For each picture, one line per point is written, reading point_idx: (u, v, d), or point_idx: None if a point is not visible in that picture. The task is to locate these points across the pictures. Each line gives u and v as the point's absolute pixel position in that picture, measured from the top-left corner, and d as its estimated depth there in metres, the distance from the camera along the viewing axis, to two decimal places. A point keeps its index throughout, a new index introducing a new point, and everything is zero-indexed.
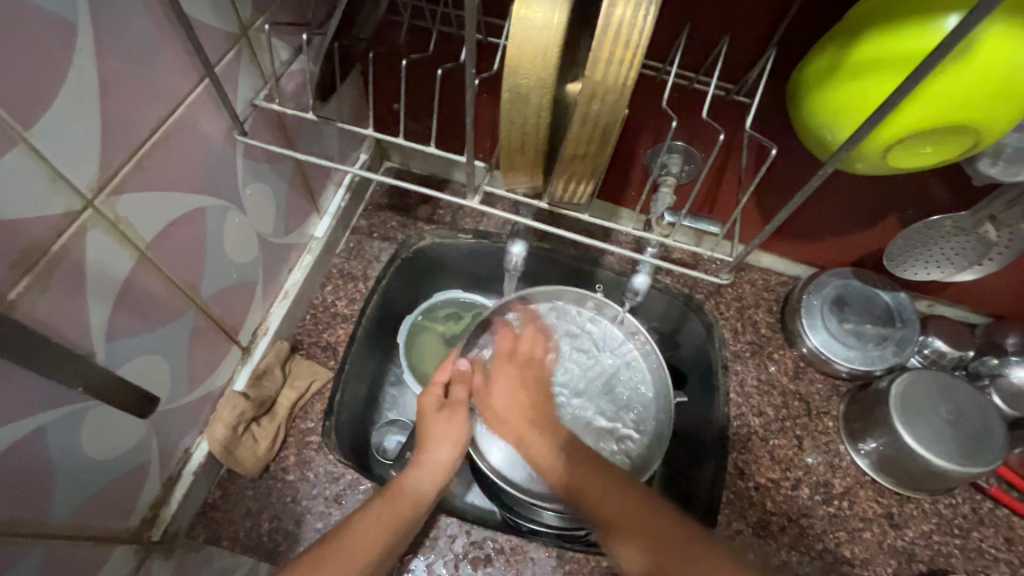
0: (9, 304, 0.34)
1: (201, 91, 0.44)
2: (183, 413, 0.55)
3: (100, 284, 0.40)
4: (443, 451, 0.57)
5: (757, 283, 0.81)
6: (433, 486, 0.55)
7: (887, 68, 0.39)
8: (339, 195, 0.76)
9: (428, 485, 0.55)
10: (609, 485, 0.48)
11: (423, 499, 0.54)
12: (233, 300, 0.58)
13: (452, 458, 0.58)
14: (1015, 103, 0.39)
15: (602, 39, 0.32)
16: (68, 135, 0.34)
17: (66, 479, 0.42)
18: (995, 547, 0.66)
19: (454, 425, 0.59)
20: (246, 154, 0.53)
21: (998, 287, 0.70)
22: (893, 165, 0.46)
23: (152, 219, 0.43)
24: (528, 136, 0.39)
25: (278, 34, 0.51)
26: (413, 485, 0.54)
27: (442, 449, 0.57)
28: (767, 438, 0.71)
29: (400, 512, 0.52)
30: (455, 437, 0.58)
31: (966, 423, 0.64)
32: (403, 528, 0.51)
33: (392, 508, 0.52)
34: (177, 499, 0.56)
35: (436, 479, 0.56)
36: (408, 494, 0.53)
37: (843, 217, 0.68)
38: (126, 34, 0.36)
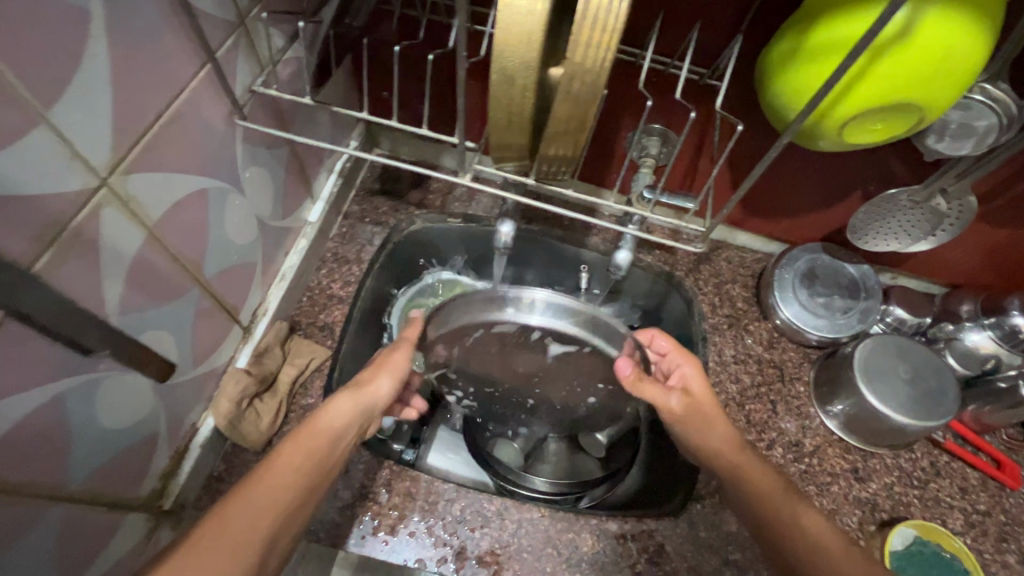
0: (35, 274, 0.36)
1: (203, 76, 0.46)
2: (188, 388, 0.57)
3: (114, 260, 0.42)
4: (381, 382, 0.57)
5: (733, 260, 0.85)
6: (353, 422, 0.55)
7: (840, 49, 0.43)
8: (332, 180, 0.79)
9: (346, 418, 0.54)
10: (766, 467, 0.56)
11: (338, 435, 0.53)
12: (233, 281, 0.61)
13: (390, 392, 0.58)
14: (955, 82, 0.43)
15: (580, 24, 0.36)
16: (83, 117, 0.37)
17: (84, 446, 0.44)
18: (950, 496, 0.71)
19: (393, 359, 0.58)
20: (245, 138, 0.55)
21: (954, 257, 0.76)
22: (851, 142, 0.50)
23: (159, 198, 0.45)
24: (515, 116, 0.42)
25: (274, 23, 0.53)
26: (329, 421, 0.53)
27: (382, 380, 0.57)
28: (743, 403, 0.76)
29: (316, 447, 0.51)
30: (393, 370, 0.58)
31: (923, 381, 0.69)
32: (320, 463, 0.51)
33: (305, 441, 0.51)
34: (185, 471, 0.58)
35: (359, 411, 0.55)
36: (322, 429, 0.52)
37: (811, 195, 0.73)
38: (134, 20, 0.38)
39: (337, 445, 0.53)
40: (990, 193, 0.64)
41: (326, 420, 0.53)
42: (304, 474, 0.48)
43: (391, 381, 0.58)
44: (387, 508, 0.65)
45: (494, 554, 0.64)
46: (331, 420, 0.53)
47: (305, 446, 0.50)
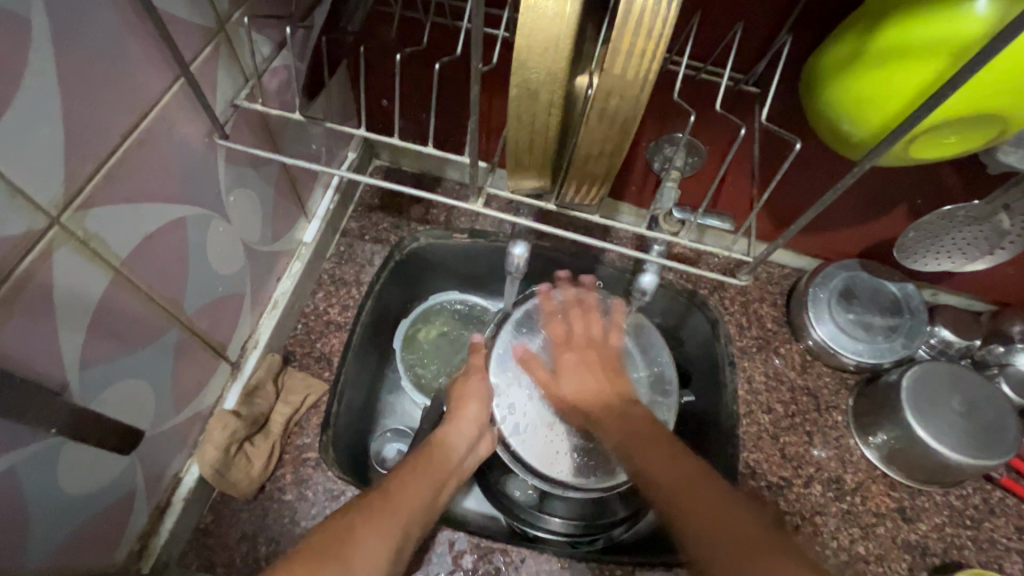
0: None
1: (177, 91, 0.40)
2: (170, 436, 0.51)
3: (72, 308, 0.36)
4: (472, 407, 0.60)
5: (761, 276, 0.79)
6: (462, 439, 0.57)
7: (916, 53, 0.37)
8: (328, 197, 0.73)
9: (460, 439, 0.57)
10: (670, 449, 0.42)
11: (454, 450, 0.55)
12: (219, 314, 0.55)
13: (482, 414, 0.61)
14: None
15: (621, 29, 0.30)
16: (28, 146, 0.31)
17: (44, 520, 0.39)
18: (1006, 537, 0.65)
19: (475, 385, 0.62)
20: (228, 158, 0.49)
21: (1005, 275, 0.70)
22: (916, 156, 0.44)
23: (128, 234, 0.39)
24: (539, 135, 0.36)
25: (258, 28, 0.47)
26: (445, 441, 0.55)
27: (471, 405, 0.60)
28: (776, 436, 0.70)
29: (438, 461, 0.52)
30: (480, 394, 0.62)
31: (978, 415, 0.63)
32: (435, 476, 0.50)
33: (433, 456, 0.53)
34: (167, 528, 0.52)
35: (467, 432, 0.58)
36: (439, 446, 0.54)
37: (852, 208, 0.67)
38: (90, 28, 0.32)
39: (447, 463, 0.53)
40: None
41: (442, 439, 0.55)
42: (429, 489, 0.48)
43: (480, 406, 0.61)
44: None
45: None
46: (446, 437, 0.56)
47: (424, 464, 0.50)
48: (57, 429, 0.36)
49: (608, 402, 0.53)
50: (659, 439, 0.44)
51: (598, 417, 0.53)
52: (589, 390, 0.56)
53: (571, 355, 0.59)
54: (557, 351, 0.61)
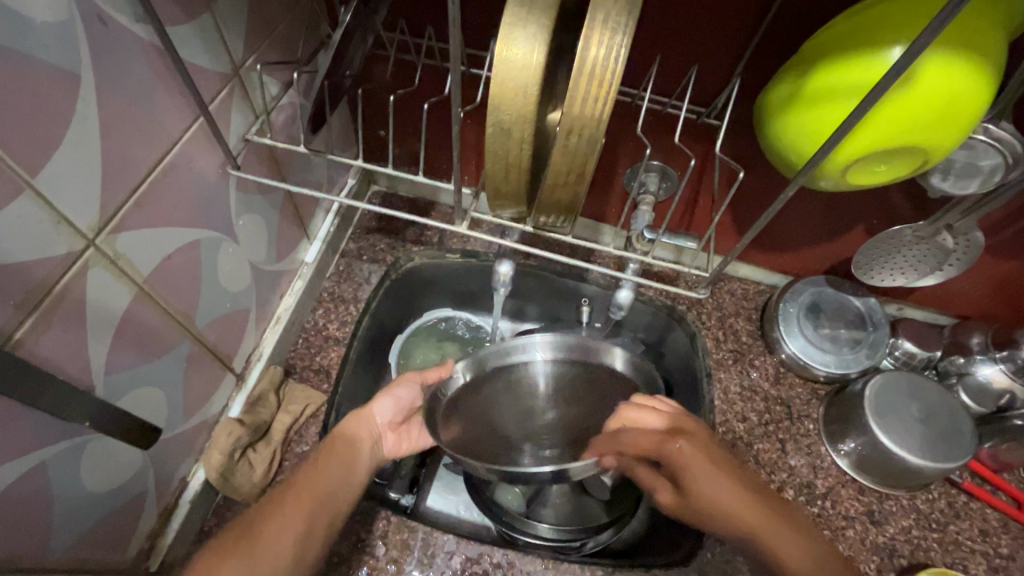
0: (15, 343, 0.35)
1: (196, 129, 0.46)
2: (179, 441, 0.55)
3: (101, 321, 0.41)
4: (382, 405, 0.60)
5: (736, 292, 0.84)
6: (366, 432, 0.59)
7: (840, 95, 0.42)
8: (328, 220, 0.78)
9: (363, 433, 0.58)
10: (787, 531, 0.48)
11: (357, 445, 0.57)
12: (226, 329, 0.59)
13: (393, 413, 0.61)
14: (960, 125, 0.43)
15: (577, 78, 0.35)
16: (71, 181, 0.36)
17: (67, 513, 0.42)
18: (971, 539, 0.69)
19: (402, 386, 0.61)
20: (239, 187, 0.55)
21: (961, 289, 0.75)
22: (853, 181, 0.49)
23: (150, 254, 0.44)
24: (513, 167, 0.41)
25: (269, 71, 0.53)
26: (347, 431, 0.58)
27: (383, 402, 0.60)
28: (751, 443, 0.73)
29: (338, 456, 0.55)
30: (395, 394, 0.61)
31: (936, 420, 0.67)
32: (335, 468, 0.53)
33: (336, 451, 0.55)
34: (174, 529, 0.56)
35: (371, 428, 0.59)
36: (344, 439, 0.57)
37: (814, 229, 0.72)
38: (125, 78, 0.38)
39: (359, 454, 0.57)
40: (998, 224, 0.65)
41: (343, 431, 0.57)
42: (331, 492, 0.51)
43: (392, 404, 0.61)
44: (386, 562, 0.64)
45: None
46: (348, 432, 0.58)
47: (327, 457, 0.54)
48: (90, 424, 0.41)
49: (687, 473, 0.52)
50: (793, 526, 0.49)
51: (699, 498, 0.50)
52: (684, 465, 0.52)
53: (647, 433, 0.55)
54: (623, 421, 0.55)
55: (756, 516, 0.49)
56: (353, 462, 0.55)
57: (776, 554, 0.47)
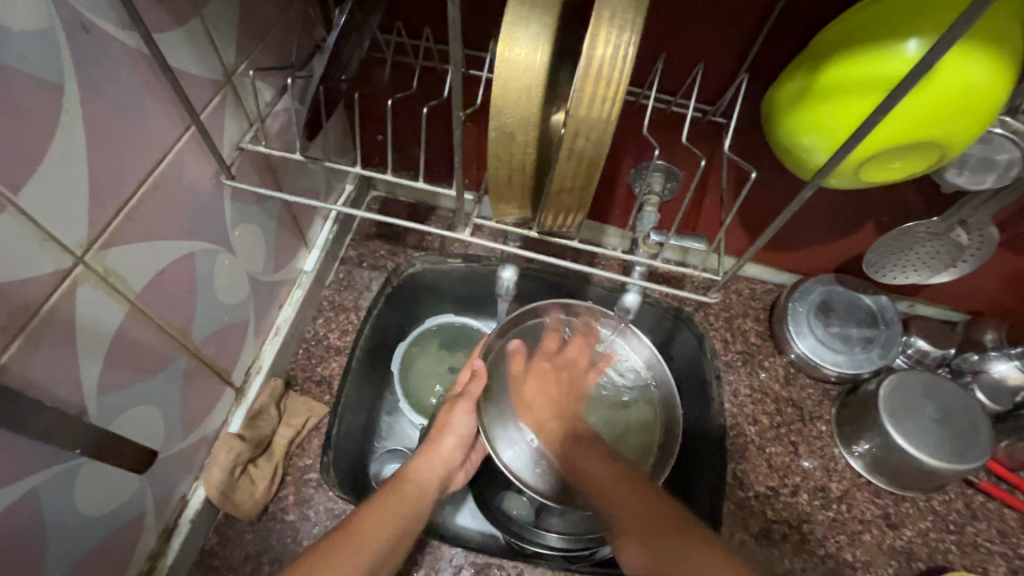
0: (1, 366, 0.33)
1: (188, 138, 0.44)
2: (178, 459, 0.54)
3: (91, 339, 0.39)
4: (447, 442, 0.63)
5: (743, 292, 0.83)
6: (434, 476, 0.60)
7: (855, 90, 0.41)
8: (327, 228, 0.76)
9: (427, 474, 0.59)
10: (632, 495, 0.50)
11: (424, 488, 0.58)
12: (225, 342, 0.58)
13: (455, 450, 0.63)
14: (976, 120, 0.42)
15: (584, 78, 0.34)
16: (57, 196, 0.34)
17: (61, 540, 0.41)
18: (989, 540, 0.67)
19: (456, 418, 0.64)
20: (234, 196, 0.53)
21: (974, 285, 0.74)
22: (865, 179, 0.48)
23: (142, 269, 0.43)
24: (519, 171, 0.40)
25: (262, 77, 0.51)
26: (414, 476, 0.58)
27: (447, 441, 0.63)
28: (763, 446, 0.72)
29: (405, 499, 0.55)
30: (458, 431, 0.64)
31: (953, 420, 0.66)
32: (408, 512, 0.54)
33: (396, 492, 0.55)
34: (175, 549, 0.54)
35: (434, 469, 0.61)
36: (409, 484, 0.57)
37: (824, 226, 0.71)
38: (112, 87, 0.36)
39: (425, 496, 0.57)
40: (1011, 219, 0.63)
41: (410, 473, 0.58)
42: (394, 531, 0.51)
43: (455, 441, 0.63)
44: None
45: None
46: (412, 474, 0.58)
47: (393, 497, 0.54)
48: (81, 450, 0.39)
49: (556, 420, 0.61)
50: (650, 498, 0.50)
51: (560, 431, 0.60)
52: (547, 396, 0.62)
53: (547, 365, 0.65)
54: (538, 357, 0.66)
55: (611, 486, 0.51)
56: (420, 504, 0.56)
57: (604, 492, 0.51)
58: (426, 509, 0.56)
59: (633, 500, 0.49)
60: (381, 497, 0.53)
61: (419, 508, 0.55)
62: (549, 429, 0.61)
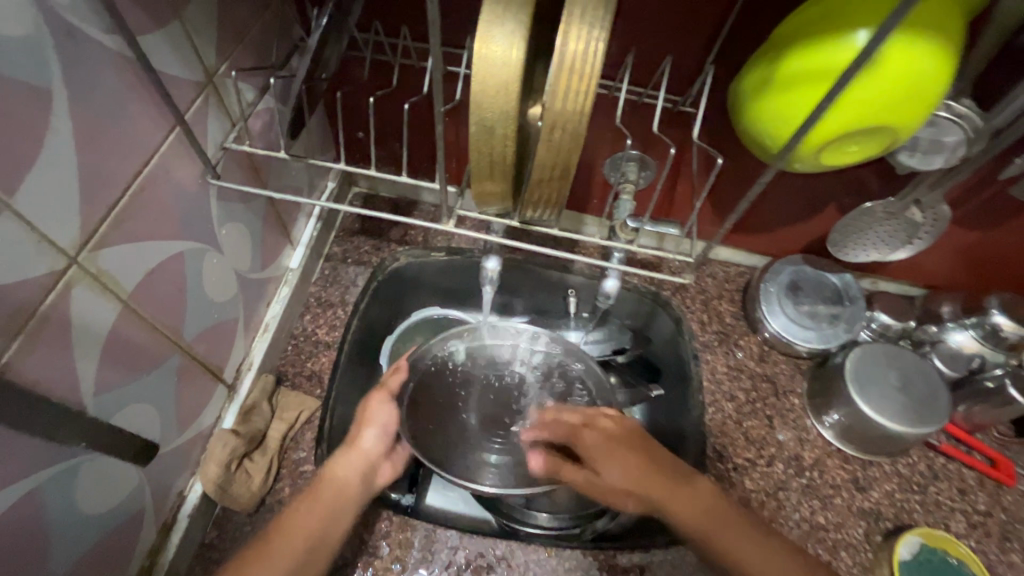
0: (2, 366, 0.34)
1: (173, 139, 0.45)
2: (174, 455, 0.55)
3: (87, 339, 0.40)
4: (369, 436, 0.59)
5: (718, 276, 0.86)
6: (356, 471, 0.56)
7: (811, 81, 0.44)
8: (311, 225, 0.77)
9: (350, 469, 0.56)
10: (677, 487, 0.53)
11: (347, 484, 0.56)
12: (216, 340, 0.59)
13: (380, 441, 0.60)
14: (923, 106, 0.45)
15: (558, 73, 0.36)
16: (49, 200, 0.35)
17: (65, 537, 0.42)
18: (950, 499, 0.72)
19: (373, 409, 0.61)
20: (220, 196, 0.54)
21: (931, 260, 0.78)
22: (826, 163, 0.51)
23: (133, 269, 0.43)
24: (498, 162, 0.42)
25: (244, 77, 0.52)
26: (333, 474, 0.55)
27: (370, 433, 0.59)
28: (740, 421, 0.76)
29: (325, 502, 0.53)
30: (382, 422, 0.60)
31: (914, 387, 0.70)
32: (326, 517, 0.52)
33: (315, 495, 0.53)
34: (174, 544, 0.55)
35: (361, 464, 0.57)
36: (330, 481, 0.55)
37: (790, 209, 0.74)
38: (97, 91, 0.37)
39: (347, 494, 0.55)
40: (963, 197, 0.67)
41: (332, 470, 0.56)
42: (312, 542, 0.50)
43: (377, 433, 0.60)
44: (390, 562, 0.63)
45: None
46: (334, 472, 0.56)
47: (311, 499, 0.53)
48: (82, 445, 0.41)
49: (663, 486, 0.53)
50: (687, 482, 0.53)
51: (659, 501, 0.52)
52: (633, 470, 0.54)
53: (598, 436, 0.58)
54: (579, 434, 0.59)
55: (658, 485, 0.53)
56: (341, 504, 0.54)
57: (710, 537, 0.50)
58: (357, 500, 0.55)
59: (682, 493, 0.52)
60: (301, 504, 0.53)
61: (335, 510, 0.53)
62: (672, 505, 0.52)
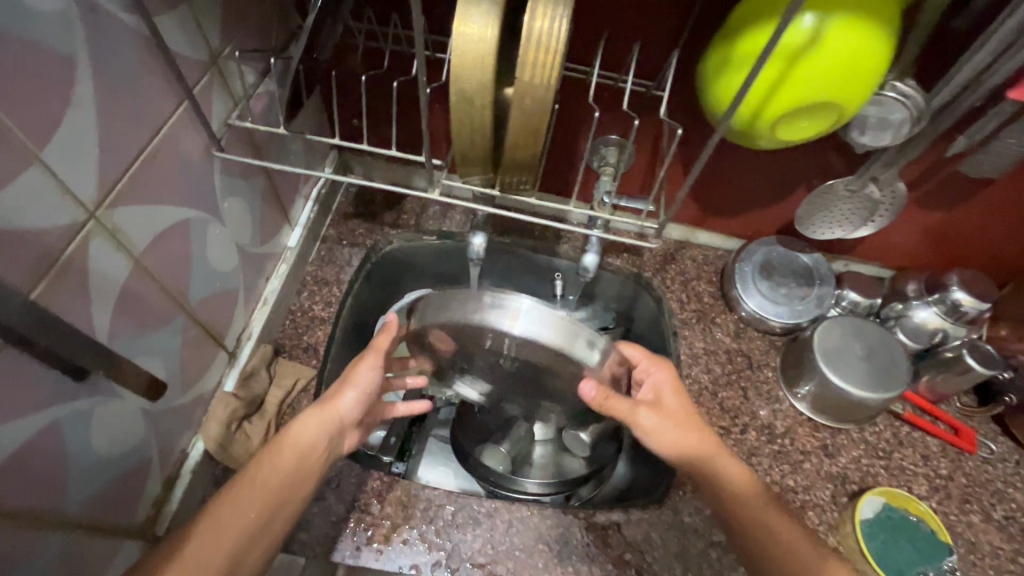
0: (35, 301, 0.38)
1: (181, 112, 0.49)
2: (179, 413, 0.59)
3: (102, 290, 0.44)
4: (345, 398, 0.58)
5: (697, 258, 0.91)
6: (316, 434, 0.56)
7: (761, 59, 0.48)
8: (308, 207, 0.82)
9: (309, 433, 0.55)
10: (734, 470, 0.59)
11: (310, 449, 0.55)
12: (218, 307, 0.63)
13: (355, 406, 0.59)
14: (866, 82, 0.49)
15: (527, 46, 0.40)
16: (74, 157, 0.39)
17: (80, 474, 0.45)
18: (914, 464, 0.76)
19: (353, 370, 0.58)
20: (223, 169, 0.58)
21: (897, 240, 0.83)
22: (784, 138, 0.56)
23: (144, 229, 0.47)
24: (478, 131, 0.46)
25: (246, 60, 0.56)
26: (295, 438, 0.55)
27: (345, 397, 0.58)
28: (716, 392, 0.79)
29: (281, 466, 0.53)
30: (361, 385, 0.58)
31: (876, 356, 0.74)
32: (280, 484, 0.52)
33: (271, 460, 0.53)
34: (177, 497, 0.59)
35: (325, 426, 0.56)
36: (291, 446, 0.54)
37: (761, 190, 0.79)
38: (116, 62, 0.41)
39: (309, 460, 0.55)
40: (921, 177, 0.71)
41: (292, 433, 0.55)
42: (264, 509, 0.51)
43: (354, 396, 0.58)
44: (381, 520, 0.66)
45: (487, 555, 0.64)
46: (299, 436, 0.55)
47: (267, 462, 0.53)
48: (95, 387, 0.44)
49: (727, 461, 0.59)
50: (738, 466, 0.60)
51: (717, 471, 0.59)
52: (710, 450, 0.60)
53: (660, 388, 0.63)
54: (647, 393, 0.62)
55: (728, 463, 0.59)
56: (296, 471, 0.54)
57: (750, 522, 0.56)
58: (321, 456, 0.56)
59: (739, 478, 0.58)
60: (257, 471, 0.53)
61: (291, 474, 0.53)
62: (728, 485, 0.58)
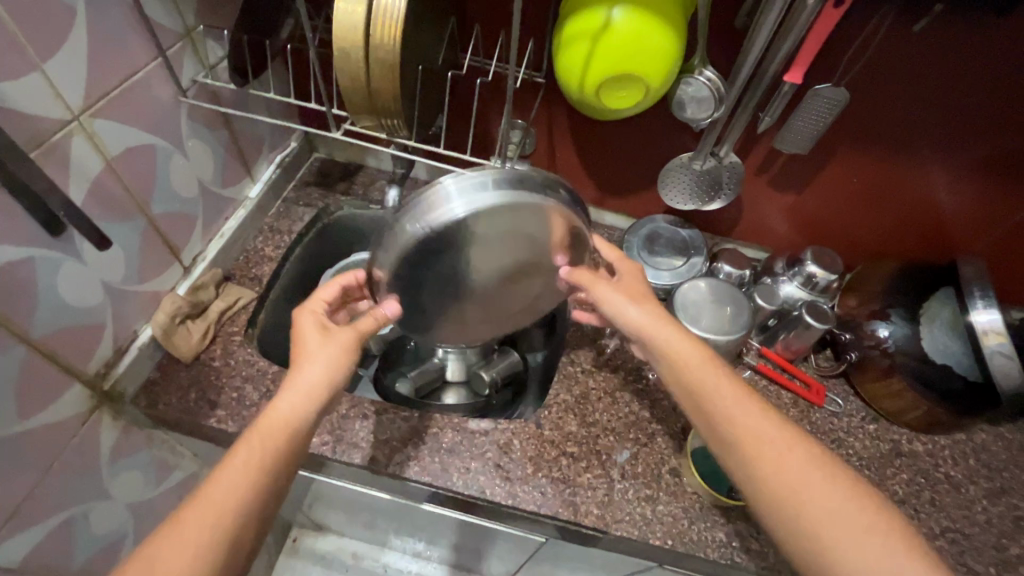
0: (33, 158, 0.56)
1: (156, 64, 0.68)
2: (133, 298, 0.75)
3: (80, 174, 0.62)
4: (312, 370, 0.56)
5: (601, 235, 1.05)
6: (298, 401, 0.54)
7: (576, 39, 0.65)
8: (270, 169, 1.00)
9: (296, 410, 0.54)
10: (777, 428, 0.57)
11: (296, 425, 0.54)
12: (177, 225, 0.80)
13: (329, 376, 0.57)
14: (660, 60, 0.65)
15: (376, 15, 0.58)
16: (69, 75, 0.58)
17: (47, 308, 0.61)
18: None
19: (326, 349, 0.57)
20: (190, 116, 0.77)
21: (764, 223, 0.96)
22: (616, 108, 0.71)
23: (116, 140, 0.65)
24: (354, 80, 0.62)
25: (215, 38, 0.76)
26: (279, 410, 0.54)
27: (310, 368, 0.56)
28: (597, 340, 0.91)
29: (274, 442, 0.52)
30: (327, 358, 0.57)
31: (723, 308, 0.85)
32: (275, 457, 0.52)
33: (263, 437, 0.52)
34: (124, 364, 0.74)
35: (309, 401, 0.55)
36: (273, 420, 0.53)
37: (641, 170, 0.94)
38: (108, 19, 0.61)
39: (296, 437, 0.54)
40: (762, 165, 0.86)
41: (275, 408, 0.54)
42: (255, 482, 0.50)
43: (324, 367, 0.56)
44: None
45: (370, 442, 0.77)
46: (279, 413, 0.54)
47: (259, 433, 0.52)
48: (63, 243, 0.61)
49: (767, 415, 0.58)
50: (784, 425, 0.57)
51: (754, 425, 0.57)
52: (746, 398, 0.59)
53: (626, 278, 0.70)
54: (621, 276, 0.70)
55: (762, 417, 0.57)
56: (288, 442, 0.53)
57: (797, 496, 0.53)
58: (307, 429, 0.55)
59: (779, 435, 0.56)
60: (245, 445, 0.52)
61: (288, 443, 0.53)
62: (778, 447, 0.55)
